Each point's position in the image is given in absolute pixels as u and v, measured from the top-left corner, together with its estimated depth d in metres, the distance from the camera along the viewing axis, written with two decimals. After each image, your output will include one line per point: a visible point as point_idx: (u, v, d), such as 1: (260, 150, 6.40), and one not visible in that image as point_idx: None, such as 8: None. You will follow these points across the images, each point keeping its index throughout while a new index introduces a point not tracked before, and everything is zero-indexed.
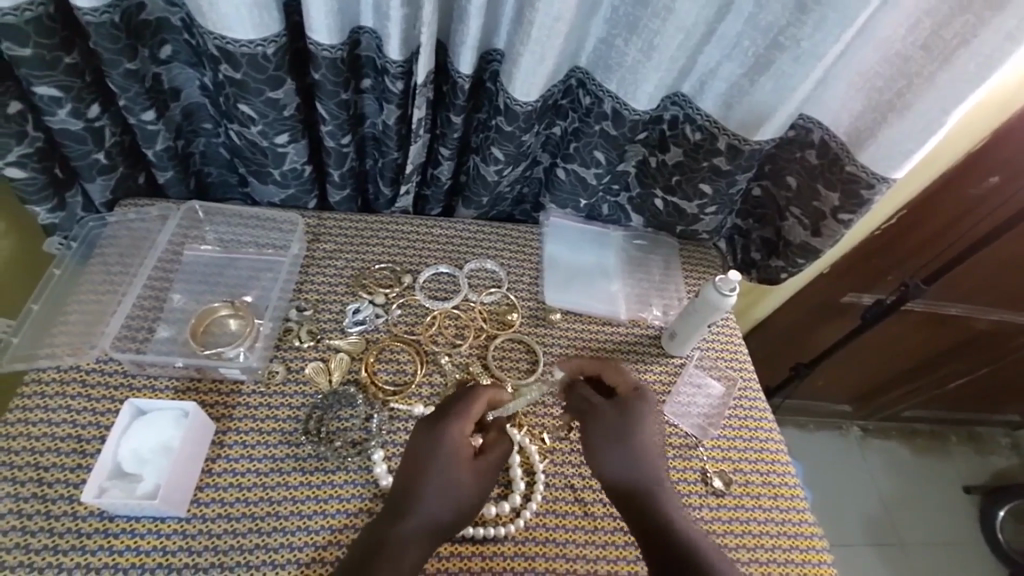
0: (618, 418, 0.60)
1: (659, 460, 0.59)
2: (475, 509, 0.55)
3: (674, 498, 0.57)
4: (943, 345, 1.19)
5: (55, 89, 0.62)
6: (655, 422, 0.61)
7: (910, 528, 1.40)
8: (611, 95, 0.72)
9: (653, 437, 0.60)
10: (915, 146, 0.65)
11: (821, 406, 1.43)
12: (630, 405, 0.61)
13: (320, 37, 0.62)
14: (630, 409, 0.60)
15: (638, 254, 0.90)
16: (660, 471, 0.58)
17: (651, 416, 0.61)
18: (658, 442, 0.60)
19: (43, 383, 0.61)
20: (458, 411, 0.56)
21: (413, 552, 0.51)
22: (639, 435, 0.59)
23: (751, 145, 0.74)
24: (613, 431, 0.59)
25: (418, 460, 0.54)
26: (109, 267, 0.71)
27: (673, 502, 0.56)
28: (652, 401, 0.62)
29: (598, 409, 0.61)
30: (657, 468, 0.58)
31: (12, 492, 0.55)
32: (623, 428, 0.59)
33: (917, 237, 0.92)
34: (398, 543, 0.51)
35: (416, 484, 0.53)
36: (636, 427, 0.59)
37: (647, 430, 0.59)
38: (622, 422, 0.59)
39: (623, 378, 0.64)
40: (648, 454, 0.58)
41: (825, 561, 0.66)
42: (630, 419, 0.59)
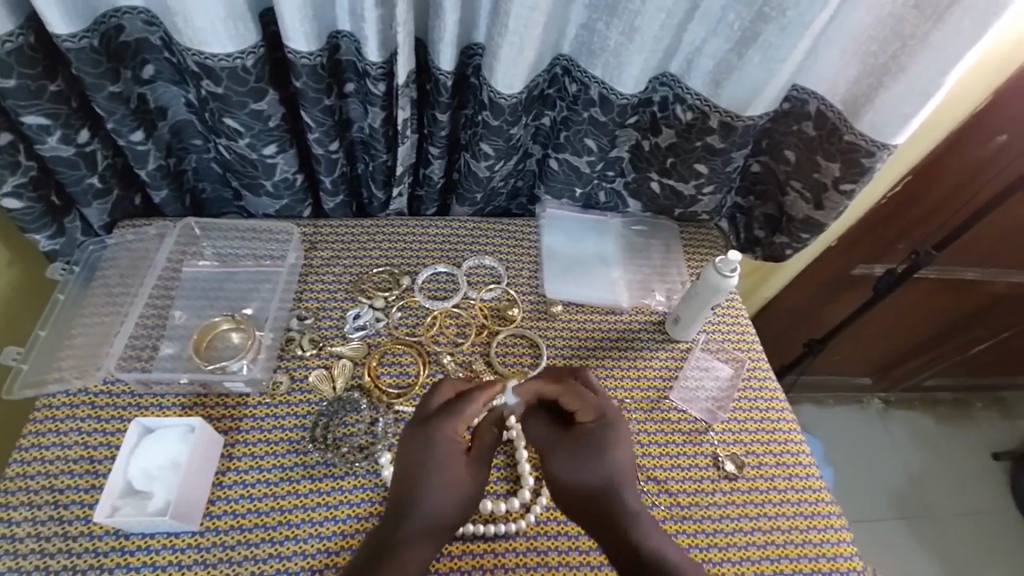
0: (579, 449, 0.55)
1: (630, 483, 0.55)
2: (474, 504, 0.55)
3: (649, 520, 0.53)
4: (961, 311, 1.16)
5: (43, 118, 0.63)
6: (626, 443, 0.57)
7: (938, 499, 1.37)
8: (597, 81, 0.70)
9: (624, 460, 0.56)
10: (914, 110, 0.63)
11: (838, 381, 1.41)
12: (593, 432, 0.57)
13: (297, 45, 0.61)
14: (592, 436, 0.56)
15: (638, 240, 0.89)
16: (633, 494, 0.54)
17: (622, 438, 0.57)
18: (629, 464, 0.56)
19: (53, 407, 0.62)
20: (452, 409, 0.56)
21: (411, 559, 0.50)
22: (604, 465, 0.55)
23: (743, 121, 0.72)
24: (573, 466, 0.55)
25: (410, 464, 0.53)
26: (111, 288, 0.72)
27: (647, 524, 0.53)
28: (618, 420, 0.59)
29: (557, 439, 0.57)
30: (627, 494, 0.54)
31: (30, 516, 0.56)
32: (585, 459, 0.55)
33: (926, 202, 0.89)
34: (399, 550, 0.50)
35: (414, 485, 0.52)
36: (600, 455, 0.55)
37: (613, 458, 0.55)
38: (583, 452, 0.55)
39: (589, 399, 0.59)
40: (615, 482, 0.54)
41: (844, 540, 0.65)
42: (592, 449, 0.55)
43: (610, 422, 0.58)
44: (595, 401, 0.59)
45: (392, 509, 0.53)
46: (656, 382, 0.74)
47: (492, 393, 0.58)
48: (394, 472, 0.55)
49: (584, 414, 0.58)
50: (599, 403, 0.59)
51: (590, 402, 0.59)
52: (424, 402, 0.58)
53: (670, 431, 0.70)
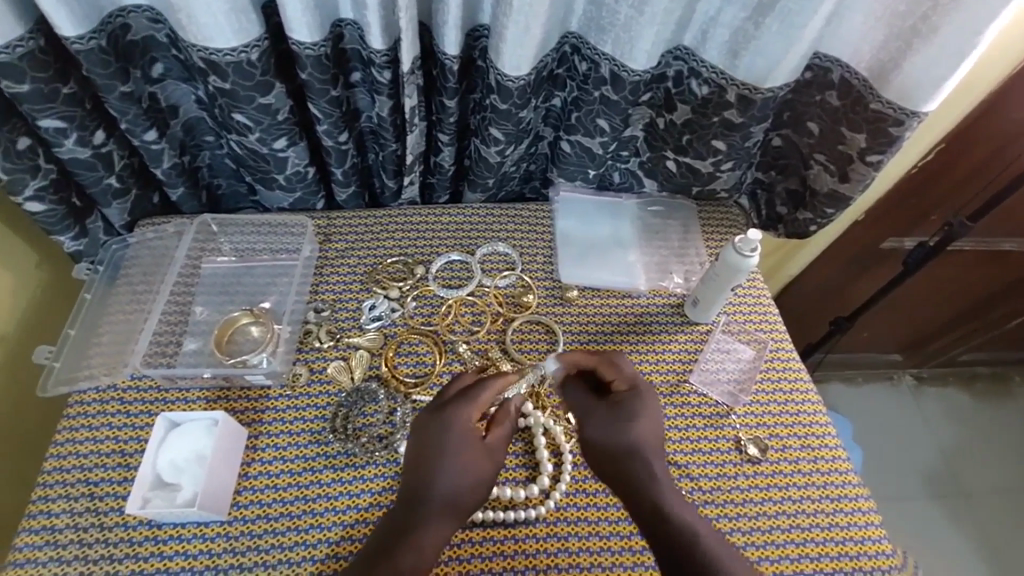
0: (611, 416, 0.56)
1: (658, 453, 0.54)
2: (489, 489, 0.55)
3: (676, 491, 0.52)
4: (998, 282, 1.11)
5: (58, 121, 0.64)
6: (656, 415, 0.57)
7: (973, 477, 1.33)
8: (607, 58, 0.68)
9: (652, 430, 0.56)
10: (946, 74, 0.59)
11: (866, 358, 1.37)
12: (626, 401, 0.57)
13: (300, 36, 0.60)
14: (626, 404, 0.56)
15: (655, 221, 0.87)
16: (661, 464, 0.54)
17: (654, 409, 0.57)
18: (657, 435, 0.56)
19: (85, 403, 0.64)
20: (468, 394, 0.56)
21: (432, 541, 0.51)
22: (634, 434, 0.54)
23: (762, 94, 0.69)
24: (604, 431, 0.55)
25: (426, 449, 0.54)
26: (134, 286, 0.74)
27: (674, 495, 0.52)
28: (650, 394, 0.58)
29: (592, 407, 0.57)
30: (655, 463, 0.54)
31: (68, 508, 0.58)
32: (615, 426, 0.55)
33: (960, 171, 0.85)
34: (420, 533, 0.51)
35: (430, 472, 0.53)
36: (630, 425, 0.55)
37: (644, 426, 0.55)
38: (615, 420, 0.55)
39: (624, 370, 0.60)
40: (644, 451, 0.54)
41: (873, 523, 0.64)
42: (623, 416, 0.55)
43: (642, 393, 0.58)
44: (630, 372, 0.60)
45: (409, 494, 0.53)
46: (675, 365, 0.72)
47: (505, 382, 0.58)
48: (409, 456, 0.55)
49: (619, 383, 0.59)
50: (632, 375, 0.60)
51: (626, 373, 0.60)
52: (444, 388, 0.59)
53: (690, 415, 0.69)
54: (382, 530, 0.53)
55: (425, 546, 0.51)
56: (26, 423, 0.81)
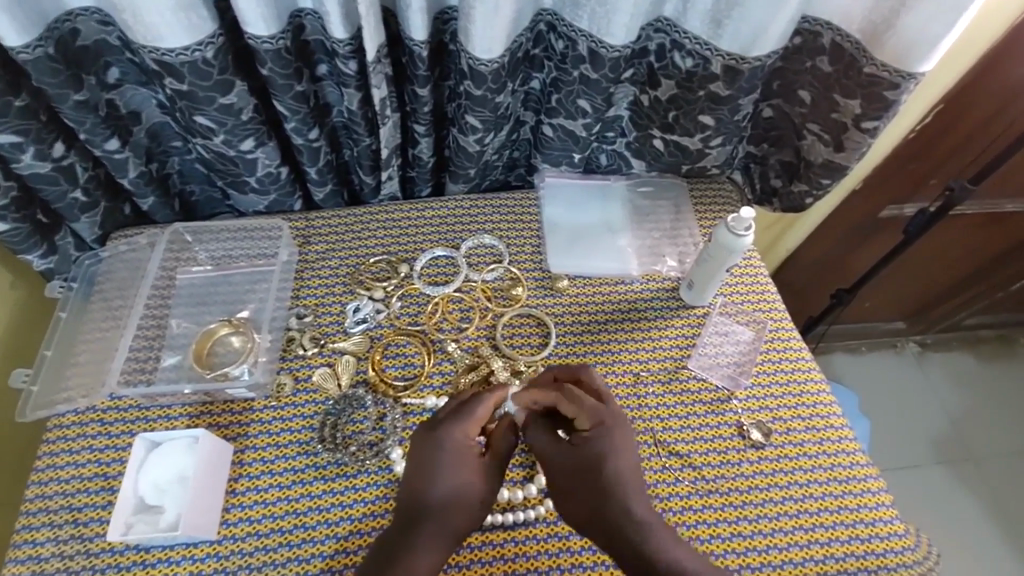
0: (577, 459, 0.54)
1: (634, 488, 0.53)
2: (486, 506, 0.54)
3: (660, 526, 0.50)
4: (1001, 244, 1.08)
5: (12, 135, 0.61)
6: (629, 445, 0.55)
7: (982, 441, 1.32)
8: (584, 34, 0.64)
9: (625, 462, 0.54)
10: (943, 30, 0.56)
11: (870, 328, 1.34)
12: (592, 439, 0.55)
13: (256, 30, 0.57)
14: (593, 444, 0.54)
15: (645, 202, 0.84)
16: (640, 502, 0.52)
17: (624, 441, 0.55)
18: (631, 469, 0.54)
19: (64, 426, 0.63)
20: (463, 411, 0.55)
21: (428, 561, 0.49)
22: (604, 475, 0.53)
23: (749, 63, 0.65)
24: (570, 473, 0.54)
25: (419, 467, 0.53)
26: (110, 302, 0.72)
27: (657, 531, 0.50)
28: (617, 423, 0.56)
29: (556, 449, 0.56)
30: (635, 500, 0.52)
31: (52, 536, 0.57)
32: (585, 464, 0.54)
33: (959, 132, 0.81)
34: (417, 551, 0.49)
35: (422, 490, 0.52)
36: (603, 460, 0.53)
37: (614, 465, 0.53)
38: (584, 459, 0.54)
39: (586, 403, 0.56)
40: (620, 492, 0.52)
41: (882, 503, 0.62)
42: (589, 457, 0.54)
43: (610, 425, 0.55)
44: (591, 405, 0.56)
45: (403, 514, 0.52)
46: (672, 352, 0.70)
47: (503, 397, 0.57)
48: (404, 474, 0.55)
49: (582, 421, 0.56)
50: (595, 405, 0.56)
51: (587, 406, 0.56)
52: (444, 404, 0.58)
53: (690, 402, 0.67)
54: (377, 547, 0.51)
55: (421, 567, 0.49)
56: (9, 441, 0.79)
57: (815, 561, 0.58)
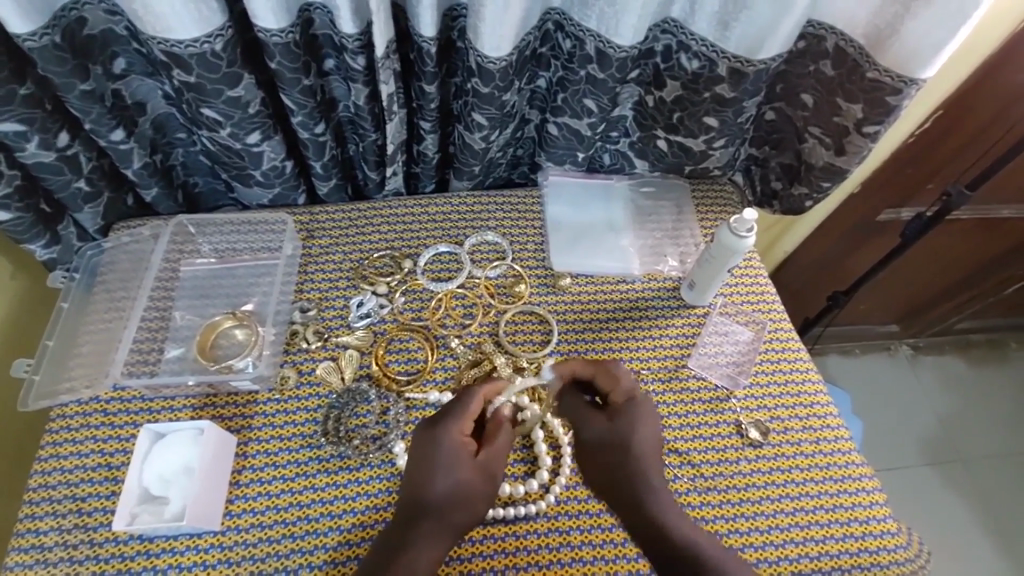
0: (607, 428, 0.54)
1: (657, 466, 0.53)
2: (486, 506, 0.54)
3: (675, 503, 0.51)
4: (995, 249, 1.10)
5: (17, 124, 0.60)
6: (654, 425, 0.55)
7: (971, 443, 1.34)
8: (592, 34, 0.65)
9: (651, 440, 0.54)
10: (946, 37, 0.56)
11: (864, 331, 1.36)
12: (623, 411, 0.55)
13: (266, 23, 0.57)
14: (622, 417, 0.54)
15: (647, 202, 0.85)
16: (660, 477, 0.52)
17: (651, 421, 0.55)
18: (656, 448, 0.54)
19: (67, 416, 0.63)
20: (457, 410, 0.55)
21: (427, 557, 0.49)
22: (631, 445, 0.53)
23: (754, 67, 0.66)
24: (600, 442, 0.53)
25: (419, 465, 0.53)
26: (113, 293, 0.72)
27: (673, 508, 0.50)
28: (647, 404, 0.57)
29: (586, 416, 0.55)
30: (654, 475, 0.52)
31: (56, 525, 0.57)
32: (613, 433, 0.53)
33: (957, 138, 0.82)
34: (412, 551, 0.49)
35: (421, 489, 0.52)
36: (631, 434, 0.53)
37: (642, 440, 0.53)
38: (613, 431, 0.54)
39: (621, 380, 0.57)
40: (643, 464, 0.52)
41: (876, 501, 0.63)
42: (619, 429, 0.54)
43: (640, 403, 0.56)
44: (628, 384, 0.57)
45: (404, 512, 0.52)
46: (673, 351, 0.71)
47: (493, 389, 0.58)
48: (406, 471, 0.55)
49: (616, 394, 0.56)
50: (631, 385, 0.57)
51: (622, 384, 0.57)
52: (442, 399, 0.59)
53: (689, 401, 0.68)
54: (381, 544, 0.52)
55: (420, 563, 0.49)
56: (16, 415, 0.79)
57: (811, 558, 0.59)
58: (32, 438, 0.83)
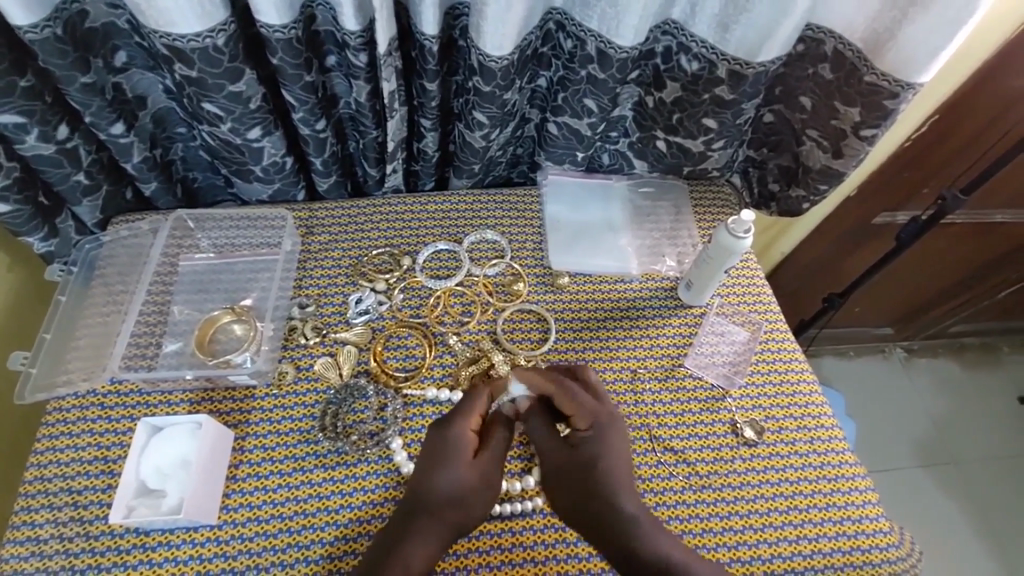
0: (567, 458, 0.55)
1: (626, 486, 0.53)
2: (485, 507, 0.54)
3: (650, 520, 0.51)
4: (989, 253, 1.11)
5: (17, 116, 0.60)
6: (621, 447, 0.56)
7: (963, 445, 1.35)
8: (593, 35, 0.65)
9: (618, 463, 0.55)
10: (944, 42, 0.57)
11: (859, 333, 1.37)
12: (586, 440, 0.56)
13: (268, 18, 0.57)
14: (584, 444, 0.55)
15: (646, 203, 0.85)
16: (629, 498, 0.52)
17: (616, 444, 0.56)
18: (623, 468, 0.54)
19: (64, 409, 0.63)
20: (465, 408, 0.55)
21: (421, 554, 0.50)
22: (593, 471, 0.54)
23: (754, 69, 0.66)
24: (562, 471, 0.55)
25: (427, 463, 0.54)
26: (110, 286, 0.72)
27: (645, 524, 0.51)
28: (612, 425, 0.57)
29: (550, 444, 0.57)
30: (624, 497, 0.52)
31: (52, 518, 0.57)
32: (575, 462, 0.55)
33: (953, 143, 0.83)
34: (410, 546, 0.50)
35: (426, 486, 0.52)
36: (594, 460, 0.54)
37: (608, 463, 0.54)
38: (574, 460, 0.55)
39: (584, 401, 0.57)
40: (611, 489, 0.53)
41: (869, 501, 0.64)
42: (579, 458, 0.55)
43: (604, 426, 0.56)
44: (591, 405, 0.57)
45: (406, 508, 0.53)
46: (670, 350, 0.71)
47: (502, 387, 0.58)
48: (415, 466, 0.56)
49: (578, 420, 0.57)
50: (595, 406, 0.57)
51: (585, 406, 0.57)
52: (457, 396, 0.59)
53: (686, 400, 0.68)
54: (380, 541, 0.52)
55: (416, 560, 0.50)
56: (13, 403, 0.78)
57: (804, 556, 0.60)
58: (26, 425, 0.82)
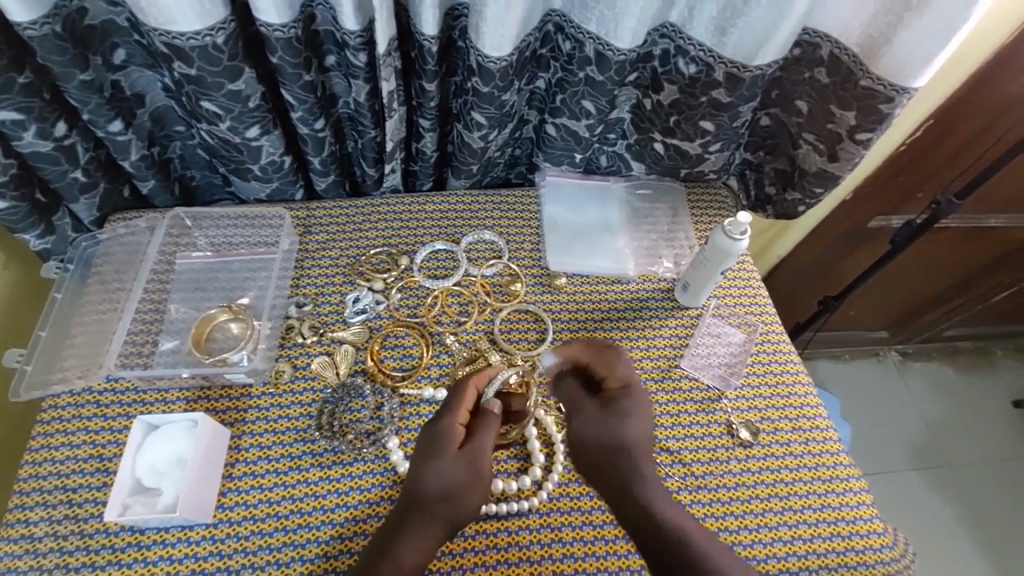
0: (600, 415, 0.56)
1: (647, 454, 0.55)
2: (477, 500, 0.51)
3: (664, 491, 0.52)
4: (983, 258, 1.12)
5: (15, 113, 0.60)
6: (647, 415, 0.58)
7: (957, 448, 1.36)
8: (591, 37, 0.65)
9: (642, 432, 0.56)
10: (938, 48, 0.58)
11: (854, 336, 1.37)
12: (619, 399, 0.58)
13: (269, 17, 0.57)
14: (616, 404, 0.57)
15: (642, 204, 0.86)
16: (649, 463, 0.54)
17: (642, 410, 0.58)
18: (646, 438, 0.56)
19: (58, 407, 0.62)
20: (448, 404, 0.56)
21: (411, 553, 0.49)
22: (623, 433, 0.55)
23: (751, 72, 0.67)
24: (592, 430, 0.56)
25: (416, 463, 0.54)
26: (107, 285, 0.71)
27: (660, 492, 0.52)
28: (641, 396, 0.59)
29: (582, 402, 0.58)
30: (645, 463, 0.54)
31: (46, 516, 0.57)
32: (605, 421, 0.56)
33: (947, 149, 0.84)
34: (398, 546, 0.49)
35: (416, 485, 0.52)
36: (624, 421, 0.56)
37: (635, 426, 0.56)
38: (605, 419, 0.56)
39: (618, 369, 0.60)
40: (634, 453, 0.54)
41: (863, 502, 0.64)
42: (612, 416, 0.56)
43: (634, 396, 0.59)
44: (624, 374, 0.60)
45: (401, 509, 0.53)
46: (666, 351, 0.71)
47: (485, 377, 0.58)
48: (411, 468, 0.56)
49: (611, 382, 0.60)
50: (626, 375, 0.61)
51: (619, 373, 0.60)
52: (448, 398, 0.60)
53: (682, 401, 0.68)
54: (376, 542, 0.52)
55: (406, 559, 0.49)
56: (8, 400, 0.78)
57: (798, 556, 0.60)
58: (24, 421, 0.83)
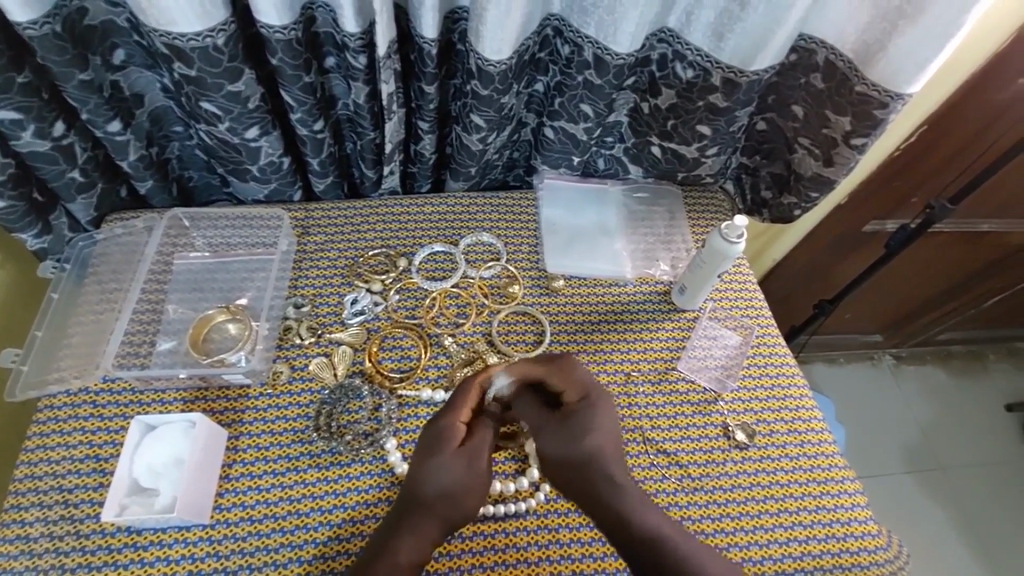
0: (562, 432, 0.53)
1: (617, 459, 0.53)
2: (475, 503, 0.52)
3: (638, 494, 0.51)
4: (975, 262, 1.13)
5: (14, 112, 0.60)
6: (611, 420, 0.55)
7: (950, 451, 1.37)
8: (590, 41, 0.66)
9: (608, 437, 0.54)
10: (932, 54, 0.58)
11: (849, 339, 1.38)
12: (577, 413, 0.55)
13: (269, 19, 0.58)
14: (577, 417, 0.54)
15: (640, 207, 0.86)
16: (619, 468, 0.52)
17: (608, 417, 0.55)
18: (613, 444, 0.54)
19: (55, 408, 0.62)
20: (450, 403, 0.55)
21: (407, 554, 0.49)
22: (589, 446, 0.53)
23: (748, 77, 0.67)
24: (557, 447, 0.53)
25: (415, 461, 0.53)
26: (104, 285, 0.71)
27: (634, 495, 0.50)
28: (602, 400, 0.56)
29: (542, 419, 0.55)
30: (614, 471, 0.52)
31: (42, 516, 0.56)
32: (569, 437, 0.53)
33: (941, 154, 0.85)
34: (395, 546, 0.49)
35: (416, 483, 0.52)
36: (586, 433, 0.53)
37: (599, 436, 0.53)
38: (568, 433, 0.53)
39: (576, 377, 0.57)
40: (602, 463, 0.52)
41: (858, 504, 0.65)
42: (574, 430, 0.53)
43: (595, 402, 0.56)
44: (581, 380, 0.57)
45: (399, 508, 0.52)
46: (663, 353, 0.72)
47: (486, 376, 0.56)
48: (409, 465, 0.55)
49: (570, 394, 0.56)
50: (585, 380, 0.57)
51: (576, 383, 0.57)
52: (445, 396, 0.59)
53: (679, 403, 0.69)
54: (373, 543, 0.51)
55: (402, 561, 0.49)
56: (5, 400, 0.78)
57: (794, 558, 0.61)
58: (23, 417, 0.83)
